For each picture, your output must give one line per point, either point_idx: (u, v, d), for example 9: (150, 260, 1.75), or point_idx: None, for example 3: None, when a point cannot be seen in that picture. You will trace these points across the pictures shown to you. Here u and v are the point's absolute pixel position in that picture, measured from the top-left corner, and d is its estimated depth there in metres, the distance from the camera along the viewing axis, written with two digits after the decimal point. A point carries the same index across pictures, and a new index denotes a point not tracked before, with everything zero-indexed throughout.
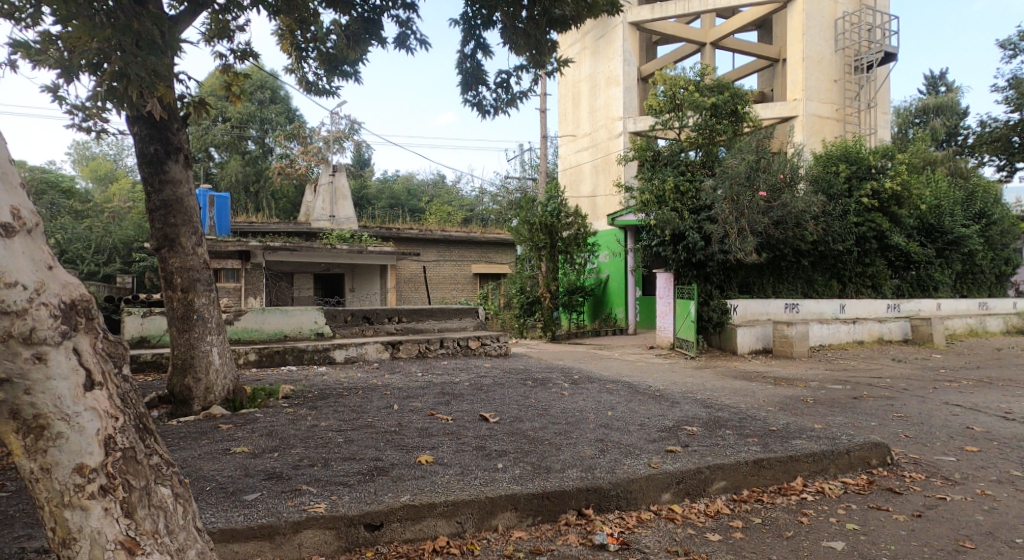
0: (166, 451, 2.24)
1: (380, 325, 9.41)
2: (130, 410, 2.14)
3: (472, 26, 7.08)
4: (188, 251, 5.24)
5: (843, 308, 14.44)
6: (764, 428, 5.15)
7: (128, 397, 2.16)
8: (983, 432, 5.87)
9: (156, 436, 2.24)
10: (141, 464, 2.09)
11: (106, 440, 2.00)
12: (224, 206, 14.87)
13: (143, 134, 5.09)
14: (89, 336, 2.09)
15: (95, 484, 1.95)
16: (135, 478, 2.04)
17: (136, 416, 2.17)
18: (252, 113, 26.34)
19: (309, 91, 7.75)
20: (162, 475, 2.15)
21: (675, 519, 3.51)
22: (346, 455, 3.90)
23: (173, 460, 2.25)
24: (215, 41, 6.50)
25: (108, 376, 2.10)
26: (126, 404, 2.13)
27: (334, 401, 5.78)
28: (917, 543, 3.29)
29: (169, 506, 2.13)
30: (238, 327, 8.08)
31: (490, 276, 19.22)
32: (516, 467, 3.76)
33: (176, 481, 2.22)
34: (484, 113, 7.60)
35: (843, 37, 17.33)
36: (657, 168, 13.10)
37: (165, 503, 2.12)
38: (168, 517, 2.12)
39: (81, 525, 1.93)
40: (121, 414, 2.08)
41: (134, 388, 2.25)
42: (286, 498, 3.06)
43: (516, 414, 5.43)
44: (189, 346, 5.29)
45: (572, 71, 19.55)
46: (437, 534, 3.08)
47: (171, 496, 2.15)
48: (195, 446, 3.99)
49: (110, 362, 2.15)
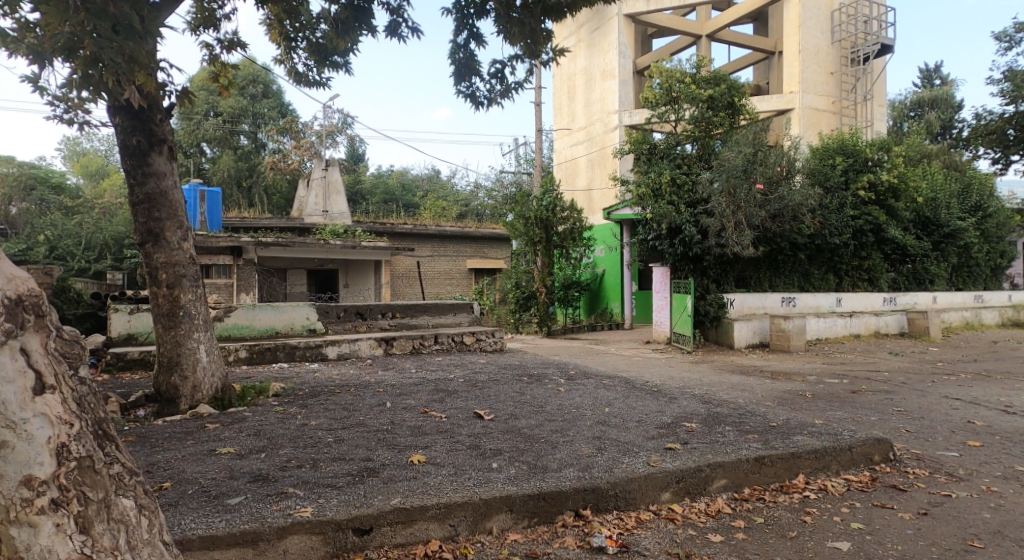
0: (128, 460, 2.11)
1: (373, 321, 9.28)
2: (87, 415, 2.02)
3: (465, 15, 6.93)
4: (174, 246, 5.11)
5: (840, 302, 14.60)
6: (764, 424, 5.05)
7: (84, 401, 2.04)
8: (985, 426, 5.79)
9: (117, 444, 2.11)
10: (100, 474, 1.96)
11: (59, 448, 1.87)
12: (216, 201, 14.66)
13: (125, 124, 4.95)
14: (40, 335, 1.98)
15: (46, 498, 1.81)
16: (92, 490, 1.91)
17: (95, 421, 2.05)
18: (244, 107, 26.08)
19: (299, 83, 7.61)
20: (123, 486, 2.02)
21: (675, 520, 3.41)
22: (336, 456, 3.78)
23: (137, 469, 2.13)
24: (201, 30, 6.33)
25: (61, 379, 1.99)
26: (82, 409, 2.02)
27: (325, 399, 5.65)
28: (925, 543, 3.20)
29: (130, 519, 1.98)
30: (229, 324, 7.93)
31: (485, 271, 19.12)
32: (511, 467, 3.65)
33: (140, 492, 2.09)
34: (477, 105, 7.47)
35: (839, 29, 17.24)
36: (653, 160, 12.88)
37: (127, 517, 1.98)
38: (130, 531, 1.98)
39: (28, 543, 1.77)
40: (76, 420, 1.96)
41: (92, 392, 2.14)
42: (271, 501, 2.93)
43: (511, 411, 5.32)
44: (175, 344, 5.16)
45: (567, 64, 19.40)
46: (429, 538, 2.97)
47: (134, 509, 2.01)
48: (179, 447, 3.86)
49: (63, 363, 2.04)
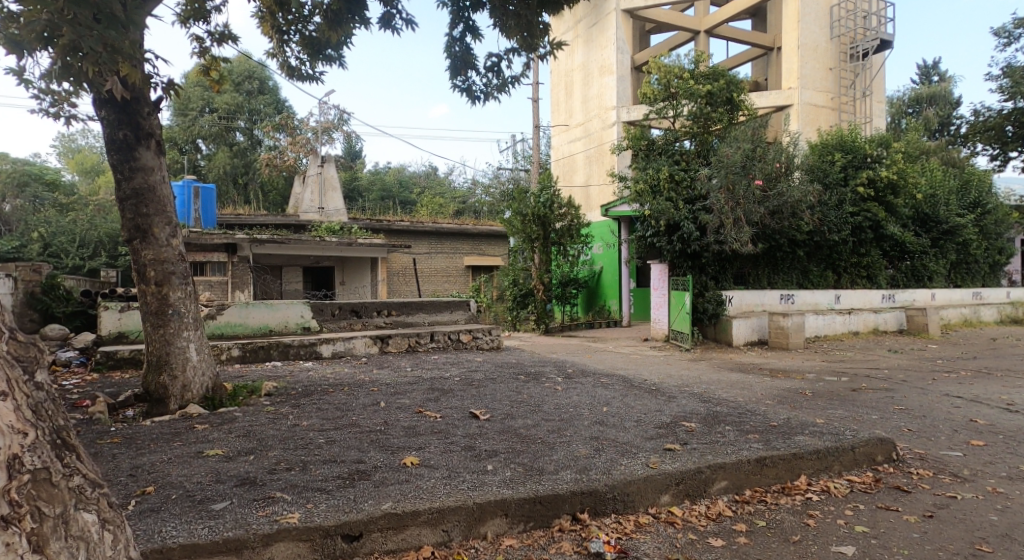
0: (89, 471, 1.94)
1: (369, 319, 9.17)
2: (44, 423, 1.85)
3: (460, 8, 6.81)
4: (162, 242, 5.01)
5: (838, 299, 14.52)
6: (765, 423, 4.96)
7: (41, 408, 1.87)
8: (988, 425, 5.71)
9: (79, 453, 1.94)
10: (58, 487, 1.77)
11: (11, 460, 1.68)
12: (210, 198, 14.50)
13: (111, 118, 4.84)
14: None
15: None
16: (48, 505, 1.73)
17: (53, 429, 1.87)
18: (240, 103, 25.92)
19: (292, 77, 7.49)
20: (85, 499, 1.84)
21: (675, 523, 3.32)
22: (327, 458, 3.68)
23: (100, 481, 1.96)
24: (191, 22, 6.22)
25: (15, 384, 1.81)
26: (39, 416, 1.84)
27: (317, 399, 5.55)
28: (932, 547, 3.11)
29: (93, 535, 1.81)
30: (222, 322, 7.82)
31: (483, 268, 19.03)
32: (507, 469, 3.55)
33: (104, 505, 1.92)
34: (473, 99, 7.36)
35: (838, 24, 17.14)
36: (651, 157, 12.78)
37: (88, 533, 1.81)
38: (92, 550, 1.80)
39: None
40: (31, 428, 1.78)
41: (49, 397, 1.97)
42: (257, 507, 2.84)
43: (507, 410, 5.22)
44: (164, 342, 5.05)
45: (564, 60, 19.29)
46: (421, 543, 2.88)
47: (97, 524, 1.84)
48: (165, 449, 3.75)
49: (17, 367, 1.86)
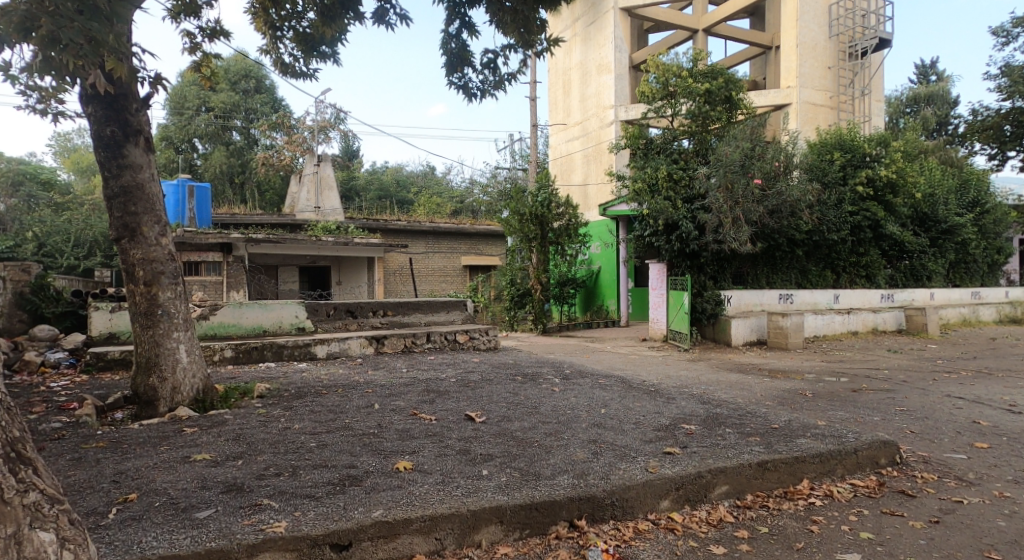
0: (48, 486, 2.05)
1: (364, 319, 9.07)
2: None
3: (456, 4, 6.71)
4: (151, 241, 4.92)
5: (837, 299, 14.46)
6: (766, 425, 4.87)
7: None
8: (991, 427, 5.63)
9: (37, 469, 2.05)
10: (11, 505, 1.89)
11: None
12: (204, 197, 14.34)
13: (98, 114, 4.74)
14: None
15: None
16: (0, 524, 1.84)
17: (7, 447, 1.99)
18: (236, 102, 25.80)
19: (286, 74, 7.39)
20: (42, 516, 1.95)
21: (675, 530, 3.24)
22: (318, 463, 3.58)
23: (60, 496, 2.06)
24: (182, 17, 6.12)
25: None
26: None
27: (310, 401, 5.45)
28: (938, 555, 3.03)
29: (50, 553, 1.92)
30: (214, 322, 7.72)
31: (480, 268, 18.95)
32: (502, 474, 3.46)
33: (64, 523, 2.03)
34: (470, 97, 7.27)
35: (837, 23, 17.06)
36: (649, 156, 12.70)
37: (46, 549, 1.92)
38: None
39: None
40: None
41: (8, 415, 2.09)
42: (244, 515, 2.75)
43: (503, 413, 5.13)
44: (153, 344, 4.95)
45: (562, 58, 19.20)
46: (413, 553, 2.80)
47: (54, 543, 1.94)
48: (151, 454, 3.66)
49: None
